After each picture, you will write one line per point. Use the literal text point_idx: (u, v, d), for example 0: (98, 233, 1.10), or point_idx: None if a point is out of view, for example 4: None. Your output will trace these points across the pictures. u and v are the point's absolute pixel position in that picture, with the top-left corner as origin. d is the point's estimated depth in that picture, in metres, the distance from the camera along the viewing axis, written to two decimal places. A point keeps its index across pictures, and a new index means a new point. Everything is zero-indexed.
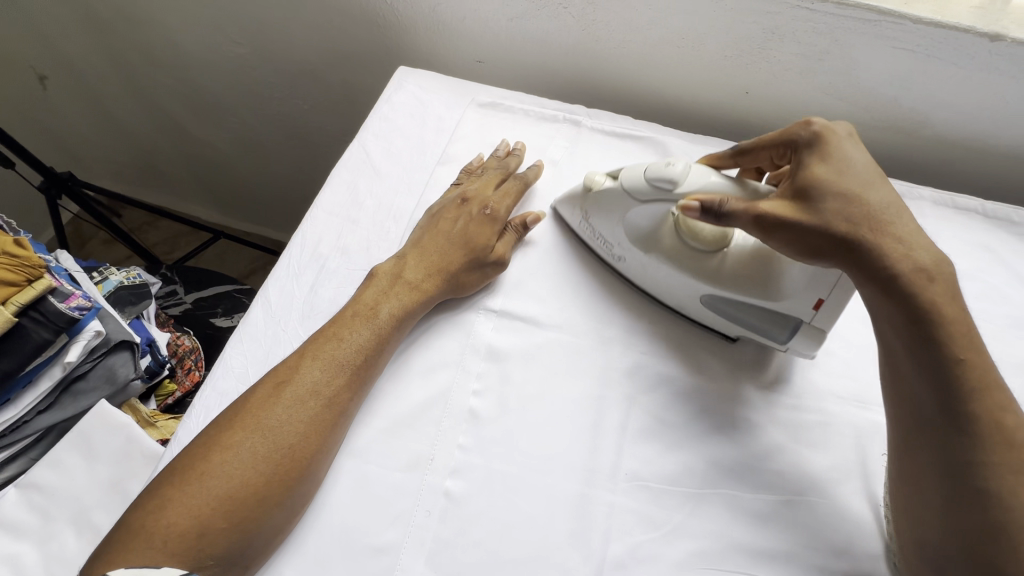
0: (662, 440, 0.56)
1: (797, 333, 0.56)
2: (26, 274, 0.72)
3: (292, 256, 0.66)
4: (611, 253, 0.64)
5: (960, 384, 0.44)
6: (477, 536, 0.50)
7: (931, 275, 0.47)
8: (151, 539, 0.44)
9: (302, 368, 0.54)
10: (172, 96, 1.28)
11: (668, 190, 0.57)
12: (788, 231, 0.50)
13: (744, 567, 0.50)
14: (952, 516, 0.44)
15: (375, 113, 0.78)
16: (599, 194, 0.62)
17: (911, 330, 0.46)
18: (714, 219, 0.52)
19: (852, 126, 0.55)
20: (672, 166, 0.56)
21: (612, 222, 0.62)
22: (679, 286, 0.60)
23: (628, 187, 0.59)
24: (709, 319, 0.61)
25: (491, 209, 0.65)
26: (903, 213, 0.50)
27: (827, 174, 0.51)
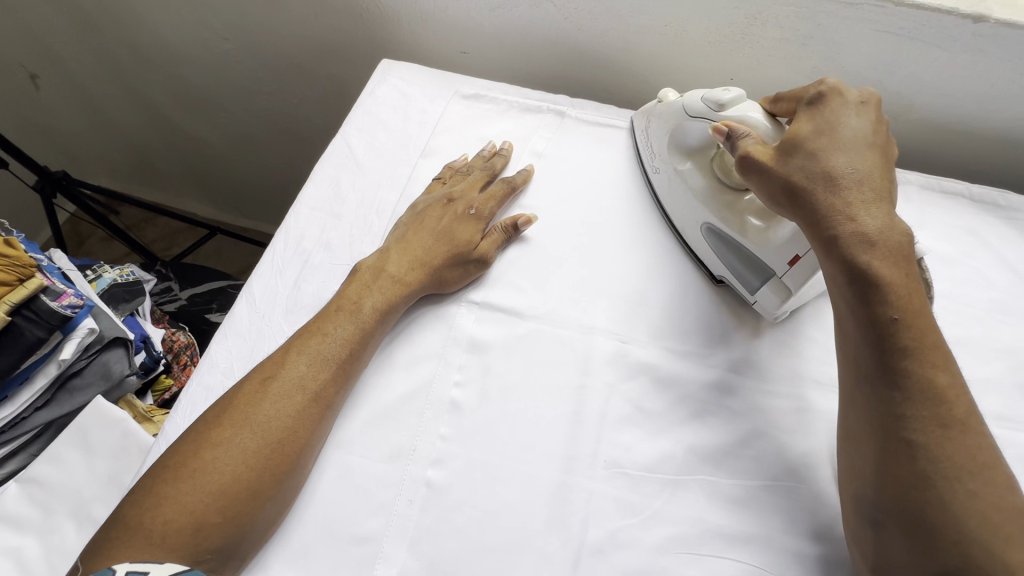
0: (641, 428, 0.56)
1: (768, 283, 0.59)
2: (18, 273, 0.73)
3: (275, 252, 0.66)
4: (651, 163, 0.71)
5: (893, 347, 0.47)
6: (458, 523, 0.51)
7: (875, 240, 0.48)
8: (148, 535, 0.45)
9: (289, 363, 0.54)
10: (162, 92, 1.28)
11: (713, 111, 0.62)
12: (758, 176, 0.55)
13: (720, 551, 0.51)
14: (894, 503, 0.45)
15: (359, 107, 0.78)
16: (665, 105, 0.69)
17: (850, 288, 0.49)
18: (730, 147, 0.58)
19: (875, 96, 0.57)
20: (728, 92, 0.61)
21: (664, 135, 0.69)
22: (687, 210, 0.66)
23: (686, 104, 0.65)
24: (701, 251, 0.65)
25: (475, 209, 0.66)
26: (871, 181, 0.52)
27: (807, 133, 0.55)
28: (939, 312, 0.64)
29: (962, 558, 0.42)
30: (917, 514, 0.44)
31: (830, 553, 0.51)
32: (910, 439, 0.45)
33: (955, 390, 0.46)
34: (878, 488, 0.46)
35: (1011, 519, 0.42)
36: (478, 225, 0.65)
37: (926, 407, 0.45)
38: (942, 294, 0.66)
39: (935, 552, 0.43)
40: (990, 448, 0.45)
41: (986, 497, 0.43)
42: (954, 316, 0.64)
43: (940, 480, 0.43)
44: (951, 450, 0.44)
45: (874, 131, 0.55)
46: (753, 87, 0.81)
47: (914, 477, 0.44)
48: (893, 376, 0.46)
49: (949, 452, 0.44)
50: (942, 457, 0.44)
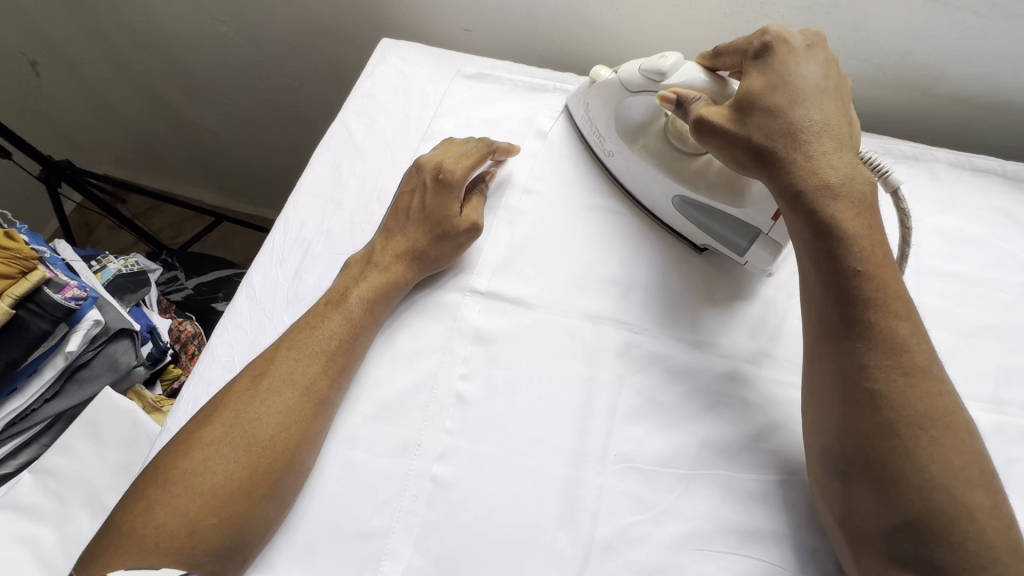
0: (652, 421, 0.54)
1: (755, 243, 0.58)
2: (19, 266, 0.72)
3: (275, 242, 0.65)
4: (602, 147, 0.67)
5: (857, 300, 0.46)
6: (465, 520, 0.50)
7: (835, 193, 0.48)
8: (142, 541, 0.45)
9: (278, 360, 0.54)
10: (163, 77, 1.25)
11: (655, 83, 0.59)
12: (715, 139, 0.53)
13: (735, 548, 0.49)
14: (856, 452, 0.44)
15: (358, 89, 0.75)
16: (599, 86, 0.65)
17: (815, 243, 0.48)
18: (683, 114, 0.56)
19: (814, 37, 0.55)
20: (665, 59, 0.58)
21: (609, 113, 0.65)
22: (657, 187, 0.63)
23: (623, 79, 0.62)
24: (678, 226, 0.63)
25: (443, 174, 0.62)
26: (831, 131, 0.50)
27: (760, 88, 0.52)
28: (966, 298, 0.61)
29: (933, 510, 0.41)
30: (882, 464, 0.43)
31: None
32: (871, 389, 0.44)
33: (916, 339, 0.45)
34: (840, 439, 0.45)
35: (974, 463, 0.42)
36: (455, 191, 0.62)
37: (889, 357, 0.44)
38: (972, 279, 0.62)
39: (896, 501, 0.42)
40: (948, 393, 0.44)
41: (954, 445, 0.42)
42: (983, 302, 0.61)
43: (903, 429, 0.42)
44: (911, 400, 0.43)
45: (826, 77, 0.53)
46: None
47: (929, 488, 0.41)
48: (857, 330, 0.45)
49: (912, 403, 0.43)
50: (904, 406, 0.43)
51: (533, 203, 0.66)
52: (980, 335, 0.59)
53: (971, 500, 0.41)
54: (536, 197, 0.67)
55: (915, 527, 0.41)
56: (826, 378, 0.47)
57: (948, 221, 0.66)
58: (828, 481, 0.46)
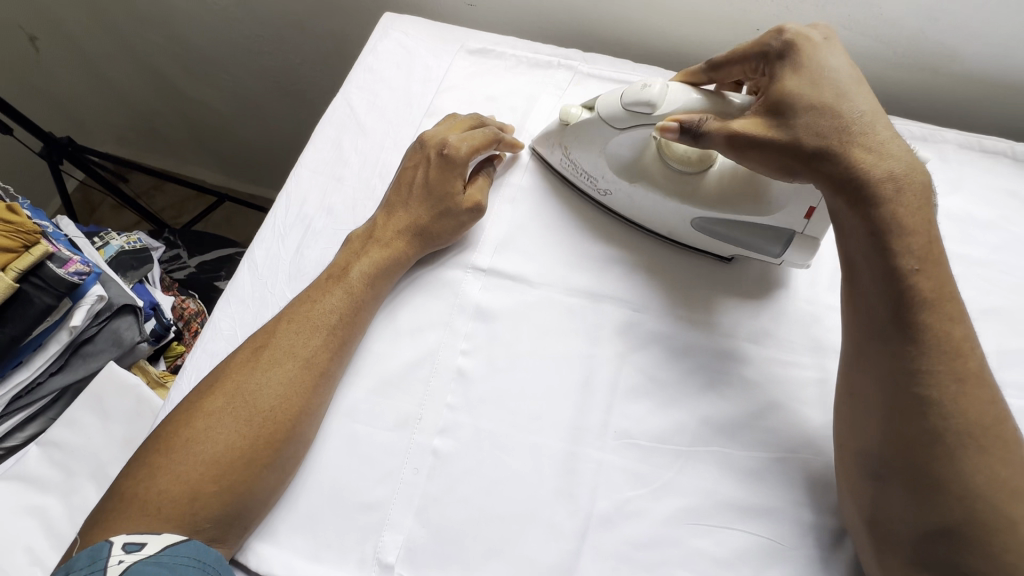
0: (652, 399, 0.54)
1: (791, 244, 0.57)
2: (22, 239, 0.72)
3: (276, 217, 0.64)
4: (596, 187, 0.63)
5: (912, 303, 0.44)
6: (464, 492, 0.51)
7: (900, 185, 0.46)
8: (143, 506, 0.46)
9: (280, 332, 0.54)
10: (164, 53, 1.24)
11: (647, 114, 0.55)
12: (758, 149, 0.50)
13: (732, 523, 0.50)
14: (898, 456, 0.44)
15: (359, 64, 0.74)
16: (575, 127, 0.60)
17: (874, 245, 0.46)
18: (691, 139, 0.52)
19: (830, 32, 0.53)
20: (649, 88, 0.55)
21: (594, 156, 0.61)
22: (670, 214, 0.59)
23: (606, 116, 0.57)
24: (702, 244, 0.60)
25: (448, 151, 0.61)
26: (880, 119, 0.48)
27: (796, 86, 0.50)
28: (970, 281, 0.61)
29: (964, 513, 0.41)
30: (925, 469, 0.42)
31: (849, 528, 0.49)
32: (925, 395, 0.43)
33: (969, 342, 0.44)
34: (882, 442, 0.45)
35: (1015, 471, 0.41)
36: (457, 170, 0.61)
37: (943, 361, 0.43)
38: (977, 261, 0.62)
39: (935, 506, 0.42)
40: (997, 401, 0.43)
41: (993, 453, 0.41)
42: (988, 284, 0.60)
43: (951, 437, 0.42)
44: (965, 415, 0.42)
45: (855, 66, 0.52)
46: None
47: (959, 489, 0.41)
48: (910, 334, 0.44)
49: (962, 408, 0.42)
50: (955, 413, 0.42)
51: (534, 181, 0.66)
52: (984, 318, 0.59)
53: (1005, 505, 0.40)
54: (539, 176, 0.66)
55: (954, 534, 0.41)
56: (879, 390, 0.45)
57: (955, 204, 0.65)
58: (858, 477, 0.47)
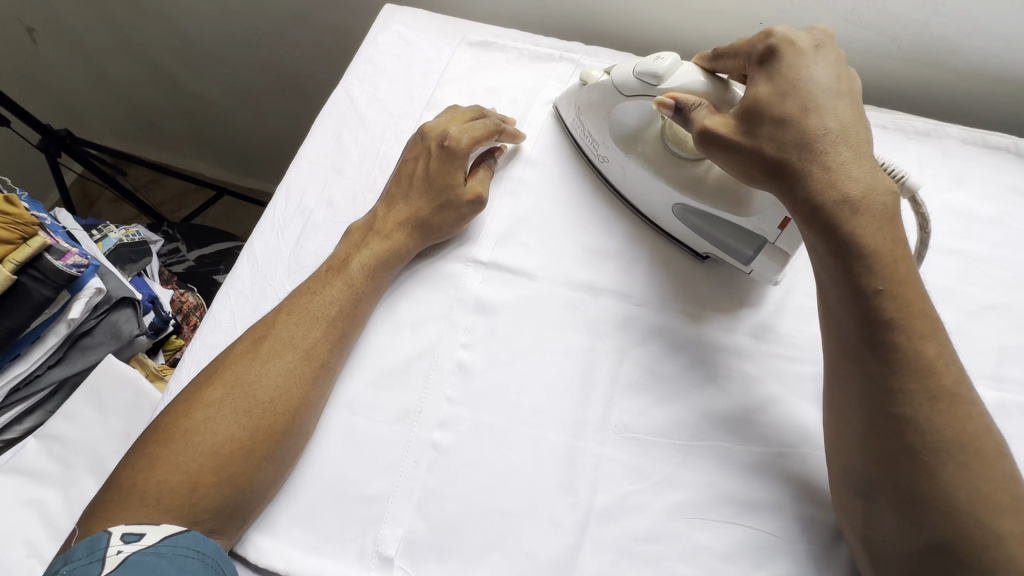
0: (652, 393, 0.54)
1: (761, 252, 0.56)
2: (19, 231, 0.71)
3: (276, 209, 0.64)
4: (595, 153, 0.64)
5: (878, 320, 0.44)
6: (464, 485, 0.50)
7: (857, 207, 0.45)
8: (142, 497, 0.46)
9: (279, 324, 0.54)
10: (163, 46, 1.23)
11: (651, 86, 0.56)
12: (725, 151, 0.51)
13: (732, 517, 0.50)
14: (878, 475, 0.43)
15: (360, 56, 0.74)
16: (592, 89, 0.62)
17: (835, 261, 0.46)
18: (682, 121, 0.54)
19: (821, 38, 0.52)
20: (661, 60, 0.56)
21: (601, 120, 0.63)
22: (655, 193, 0.60)
23: (617, 82, 0.59)
24: (681, 234, 0.60)
25: (449, 142, 0.61)
26: (848, 137, 0.47)
27: (768, 96, 0.49)
28: (971, 276, 0.60)
29: (952, 530, 0.40)
30: (907, 486, 0.42)
31: None
32: (898, 412, 0.42)
33: (944, 362, 0.43)
34: (863, 460, 0.44)
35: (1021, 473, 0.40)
36: (459, 162, 0.61)
37: (914, 382, 0.42)
38: (979, 257, 0.62)
39: (923, 523, 0.41)
40: (982, 417, 0.42)
41: (982, 467, 0.40)
42: (990, 280, 0.60)
43: (930, 456, 0.41)
44: (945, 433, 0.41)
45: (838, 79, 0.50)
46: None
47: (946, 506, 0.40)
48: (880, 350, 0.44)
49: (936, 428, 0.41)
50: (927, 432, 0.41)
51: (536, 175, 0.65)
52: (985, 313, 0.59)
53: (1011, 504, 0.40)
54: (541, 169, 0.66)
55: (945, 550, 0.40)
56: (854, 397, 0.45)
57: (958, 199, 0.65)
58: (848, 496, 0.46)
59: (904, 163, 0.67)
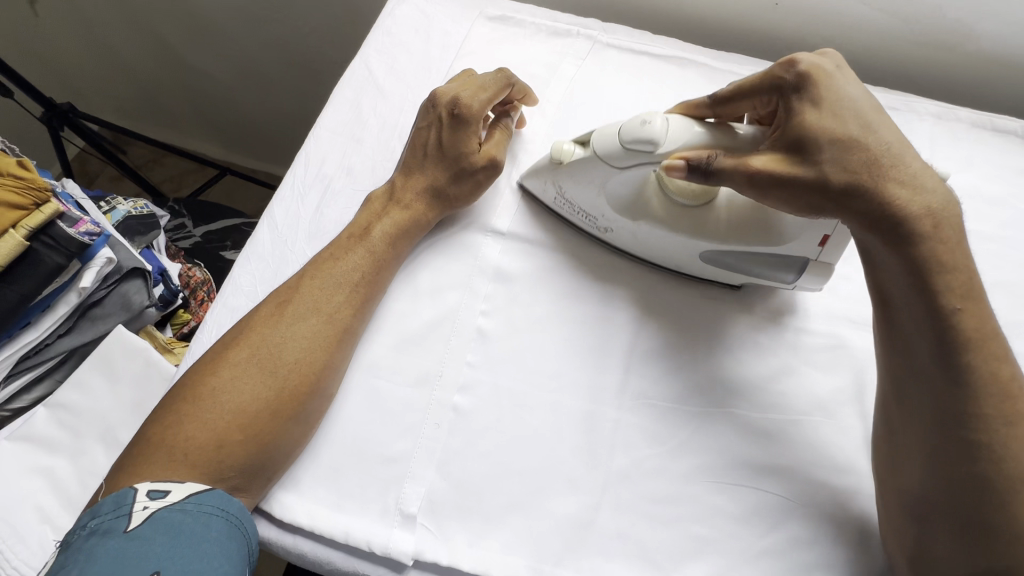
0: (669, 362, 0.55)
1: (804, 272, 0.54)
2: (32, 197, 0.71)
3: (295, 176, 0.64)
4: (594, 223, 0.59)
5: (956, 342, 0.43)
6: (485, 447, 0.51)
7: (937, 222, 0.44)
8: (171, 452, 0.46)
9: (304, 288, 0.54)
10: (165, 17, 1.22)
11: (650, 152, 0.51)
12: (782, 189, 0.47)
13: (746, 481, 0.51)
14: (944, 499, 0.43)
15: (378, 27, 0.74)
16: (570, 167, 0.57)
17: (911, 284, 0.44)
18: (702, 177, 0.49)
19: (840, 59, 0.51)
20: (650, 124, 0.51)
21: (593, 195, 0.57)
22: (676, 248, 0.56)
23: (602, 153, 0.54)
24: (713, 274, 0.58)
25: (460, 109, 0.59)
26: (910, 152, 0.46)
27: (818, 120, 0.47)
28: (979, 255, 0.62)
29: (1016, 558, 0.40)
30: (969, 512, 0.42)
31: (862, 487, 0.50)
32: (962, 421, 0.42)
33: (1015, 383, 0.43)
34: (928, 484, 0.44)
35: None
36: (473, 127, 0.59)
37: (990, 404, 0.42)
38: (986, 237, 0.63)
39: (986, 548, 0.41)
40: None
41: None
42: (997, 259, 0.62)
43: (1000, 480, 0.41)
44: (987, 413, 0.42)
45: (871, 97, 0.49)
46: (800, 14, 0.75)
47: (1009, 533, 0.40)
48: (954, 374, 0.43)
49: (1014, 454, 0.41)
50: (1006, 457, 0.41)
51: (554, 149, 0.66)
52: (991, 290, 0.60)
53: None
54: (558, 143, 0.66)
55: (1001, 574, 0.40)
56: (925, 425, 0.44)
57: (966, 180, 0.66)
58: (899, 513, 0.46)
59: (915, 143, 0.68)
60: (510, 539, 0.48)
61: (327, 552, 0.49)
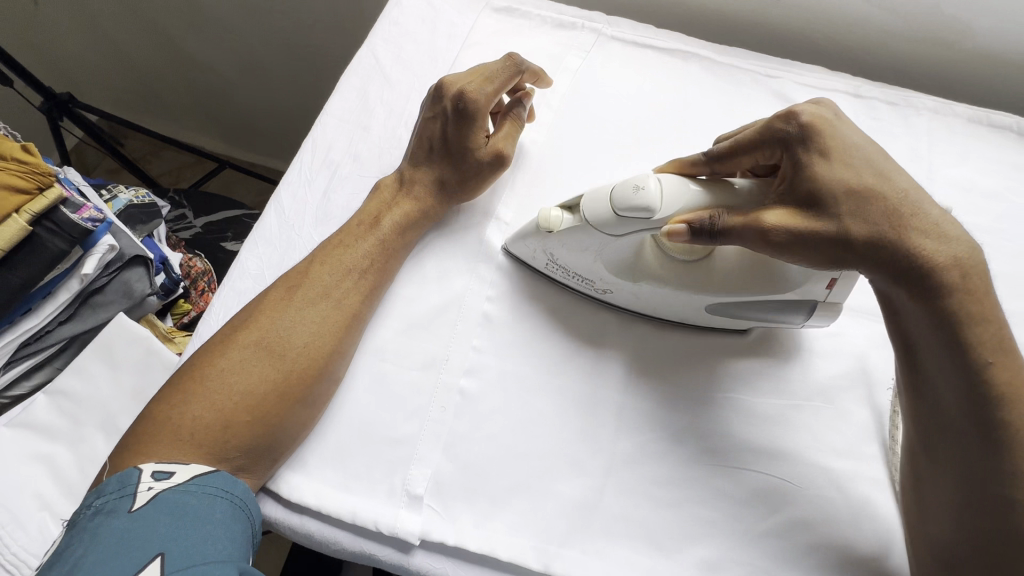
0: (672, 350, 0.56)
1: (814, 312, 0.53)
2: (36, 182, 0.70)
3: (302, 162, 0.64)
4: (595, 287, 0.56)
5: (986, 394, 0.41)
6: (491, 430, 0.52)
7: (963, 271, 0.43)
8: (178, 432, 0.46)
9: (313, 273, 0.55)
10: (166, 5, 1.21)
11: (646, 219, 0.49)
12: (801, 244, 0.45)
13: (750, 465, 0.51)
14: (976, 552, 0.41)
15: (384, 17, 0.74)
16: (562, 235, 0.53)
17: (941, 339, 0.42)
18: (708, 237, 0.47)
19: (836, 109, 0.52)
20: (644, 189, 0.48)
21: (589, 262, 0.54)
22: (681, 303, 0.54)
23: (595, 221, 0.51)
24: (722, 323, 0.56)
25: (464, 103, 0.59)
26: (925, 197, 0.46)
27: (828, 173, 0.46)
28: None
29: None
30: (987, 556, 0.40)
31: (862, 470, 0.51)
32: (987, 465, 0.41)
33: None
34: (958, 536, 0.42)
35: None
36: (479, 122, 0.59)
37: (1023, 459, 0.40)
38: (982, 228, 0.64)
39: None
40: None
41: None
42: (992, 250, 0.63)
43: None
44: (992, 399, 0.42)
45: (873, 144, 0.50)
46: (801, 10, 0.76)
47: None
48: (982, 427, 0.41)
49: None
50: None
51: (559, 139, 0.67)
52: None
53: None
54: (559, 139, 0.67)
55: None
56: (949, 473, 0.43)
57: (962, 174, 0.67)
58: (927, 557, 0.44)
59: (913, 137, 0.69)
60: (515, 520, 0.49)
61: (333, 533, 0.50)
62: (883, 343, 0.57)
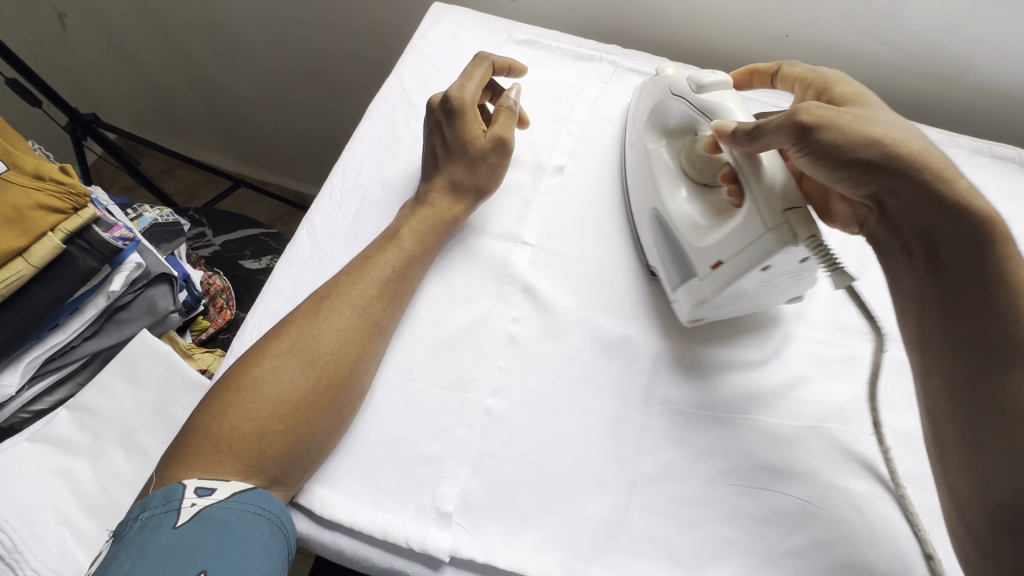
0: (692, 371, 0.57)
1: (687, 283, 0.56)
2: (72, 202, 0.72)
3: (334, 186, 0.67)
4: (631, 136, 0.68)
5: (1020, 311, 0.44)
6: (517, 448, 0.53)
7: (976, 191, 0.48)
8: (218, 442, 0.48)
9: (343, 287, 0.57)
10: (193, 33, 1.25)
11: (693, 92, 0.59)
12: (825, 141, 0.49)
13: (771, 484, 0.52)
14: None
15: (411, 48, 0.78)
16: (657, 80, 0.65)
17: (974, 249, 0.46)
18: (743, 140, 0.51)
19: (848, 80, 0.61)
20: (712, 75, 0.59)
21: (649, 111, 0.65)
22: (644, 194, 0.62)
23: (672, 82, 0.62)
24: (648, 240, 0.62)
25: (451, 102, 0.64)
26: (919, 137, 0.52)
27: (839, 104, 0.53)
28: None
29: None
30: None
31: (880, 491, 0.52)
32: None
33: None
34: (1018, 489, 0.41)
35: None
36: (468, 113, 0.64)
37: None
38: None
39: None
40: None
41: None
42: None
43: None
44: None
45: None
46: (809, 47, 0.80)
47: None
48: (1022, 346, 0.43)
49: None
50: None
51: (581, 165, 0.69)
52: None
53: None
54: (580, 165, 0.69)
55: None
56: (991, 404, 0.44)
57: None
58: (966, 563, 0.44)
59: None
60: (541, 538, 0.50)
61: (363, 548, 0.51)
62: (896, 367, 0.59)
